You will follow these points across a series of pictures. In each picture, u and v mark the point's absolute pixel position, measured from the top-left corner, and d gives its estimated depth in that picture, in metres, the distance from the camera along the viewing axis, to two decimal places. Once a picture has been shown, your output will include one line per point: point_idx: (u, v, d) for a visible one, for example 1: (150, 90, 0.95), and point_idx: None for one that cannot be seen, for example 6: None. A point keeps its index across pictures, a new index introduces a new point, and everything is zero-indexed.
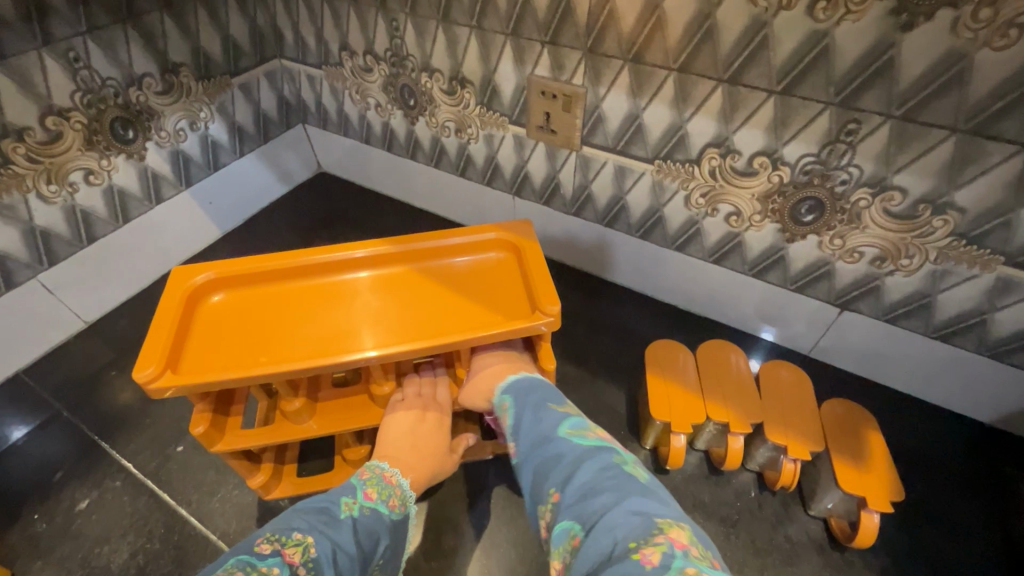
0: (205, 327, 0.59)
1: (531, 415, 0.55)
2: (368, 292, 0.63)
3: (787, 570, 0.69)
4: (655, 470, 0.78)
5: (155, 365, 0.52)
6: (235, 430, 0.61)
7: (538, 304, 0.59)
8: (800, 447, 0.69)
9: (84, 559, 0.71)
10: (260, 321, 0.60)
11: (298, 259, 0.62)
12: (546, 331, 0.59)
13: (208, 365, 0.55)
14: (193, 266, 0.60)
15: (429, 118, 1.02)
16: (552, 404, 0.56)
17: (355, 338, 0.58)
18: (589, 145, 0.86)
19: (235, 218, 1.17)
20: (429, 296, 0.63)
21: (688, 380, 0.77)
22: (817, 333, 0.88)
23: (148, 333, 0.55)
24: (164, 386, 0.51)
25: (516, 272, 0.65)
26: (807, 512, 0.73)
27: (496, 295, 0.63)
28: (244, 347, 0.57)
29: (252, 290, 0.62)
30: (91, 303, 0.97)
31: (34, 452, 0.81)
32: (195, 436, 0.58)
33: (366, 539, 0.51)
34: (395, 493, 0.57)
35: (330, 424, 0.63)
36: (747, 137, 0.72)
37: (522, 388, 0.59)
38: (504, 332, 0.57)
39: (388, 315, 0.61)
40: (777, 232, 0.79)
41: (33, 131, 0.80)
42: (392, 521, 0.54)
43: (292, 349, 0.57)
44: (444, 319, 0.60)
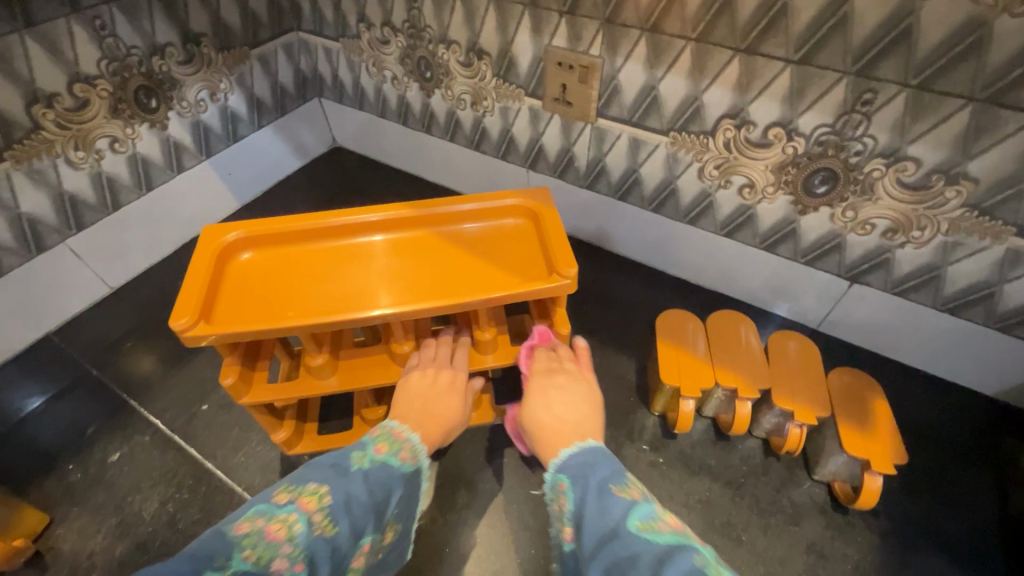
0: (235, 282, 0.61)
1: (590, 498, 0.45)
2: (390, 254, 0.65)
3: (791, 530, 0.71)
4: (663, 435, 0.80)
5: (190, 315, 0.54)
6: (260, 384, 0.64)
7: (556, 267, 0.60)
8: (807, 412, 0.71)
9: (117, 507, 0.74)
10: (287, 278, 0.62)
11: (324, 220, 0.64)
12: (562, 292, 0.60)
13: (239, 317, 0.58)
14: (224, 225, 0.63)
15: (445, 90, 1.03)
16: (616, 485, 0.45)
17: (379, 297, 0.61)
18: (604, 117, 0.87)
19: (253, 189, 1.19)
20: (450, 259, 0.64)
21: (697, 348, 0.78)
22: (826, 306, 0.89)
23: (182, 285, 0.57)
24: (198, 335, 0.54)
25: (534, 237, 0.66)
26: (811, 476, 0.75)
27: (515, 259, 0.64)
28: (271, 302, 0.59)
29: (278, 250, 0.64)
30: (116, 269, 1.00)
31: (68, 409, 0.84)
32: (223, 386, 0.61)
33: (380, 489, 0.51)
34: (405, 447, 0.56)
35: (350, 381, 0.65)
36: (763, 108, 0.73)
37: (580, 468, 0.49)
38: (522, 292, 0.59)
39: (409, 277, 0.63)
40: (790, 204, 0.80)
41: (61, 98, 0.82)
42: (405, 473, 0.54)
43: (318, 306, 0.60)
44: (463, 280, 0.62)
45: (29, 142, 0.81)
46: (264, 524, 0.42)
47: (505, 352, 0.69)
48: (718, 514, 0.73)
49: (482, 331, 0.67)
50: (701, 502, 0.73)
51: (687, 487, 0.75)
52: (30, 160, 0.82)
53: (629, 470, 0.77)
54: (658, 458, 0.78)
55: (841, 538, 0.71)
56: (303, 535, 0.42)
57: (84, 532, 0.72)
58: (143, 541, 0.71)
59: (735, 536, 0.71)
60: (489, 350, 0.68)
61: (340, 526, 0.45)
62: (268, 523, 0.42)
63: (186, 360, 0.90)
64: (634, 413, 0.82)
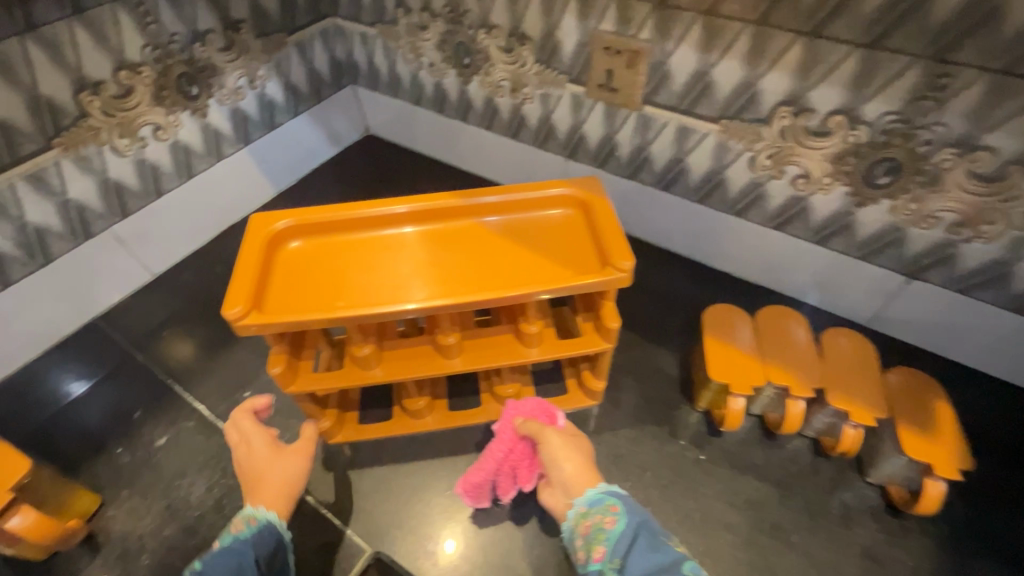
0: (284, 271, 0.61)
1: (642, 537, 0.54)
2: (438, 244, 0.64)
3: (842, 534, 0.69)
4: (709, 432, 0.78)
5: (242, 303, 0.54)
6: (307, 373, 0.64)
7: (611, 260, 0.59)
8: (864, 413, 0.68)
9: (165, 490, 0.75)
10: (335, 267, 0.61)
11: (373, 209, 0.63)
12: (617, 286, 0.58)
13: (290, 306, 0.57)
14: (273, 213, 0.62)
15: (484, 77, 1.01)
16: (664, 538, 0.55)
17: (428, 288, 0.60)
18: (651, 104, 0.84)
19: (289, 177, 1.19)
20: (499, 250, 0.63)
21: (747, 344, 0.76)
22: (879, 302, 0.85)
23: (233, 273, 0.57)
24: (251, 324, 0.54)
25: (584, 228, 0.65)
26: (864, 478, 0.73)
27: (565, 251, 0.63)
28: (320, 291, 0.59)
29: (326, 239, 0.64)
30: (158, 255, 1.01)
31: (115, 392, 0.86)
32: (272, 375, 0.61)
33: (225, 562, 0.55)
34: (236, 523, 0.61)
35: (395, 372, 0.65)
36: (825, 94, 0.69)
37: (634, 507, 0.59)
38: (575, 285, 0.57)
39: (459, 268, 0.61)
40: (846, 195, 0.77)
41: (107, 85, 0.82)
42: (246, 539, 0.59)
43: (367, 297, 0.59)
44: (514, 272, 0.61)
45: (76, 129, 0.82)
46: None
47: (550, 346, 0.67)
48: (767, 515, 0.71)
49: (528, 324, 0.65)
50: (749, 502, 0.71)
51: (734, 486, 0.73)
52: (77, 147, 0.83)
53: (673, 467, 0.75)
54: (704, 456, 0.76)
55: (896, 544, 0.68)
56: None
57: (134, 514, 0.73)
58: (191, 525, 0.73)
59: (784, 538, 0.69)
60: (534, 344, 0.66)
61: None
62: None
63: (228, 346, 0.91)
64: (677, 410, 0.80)
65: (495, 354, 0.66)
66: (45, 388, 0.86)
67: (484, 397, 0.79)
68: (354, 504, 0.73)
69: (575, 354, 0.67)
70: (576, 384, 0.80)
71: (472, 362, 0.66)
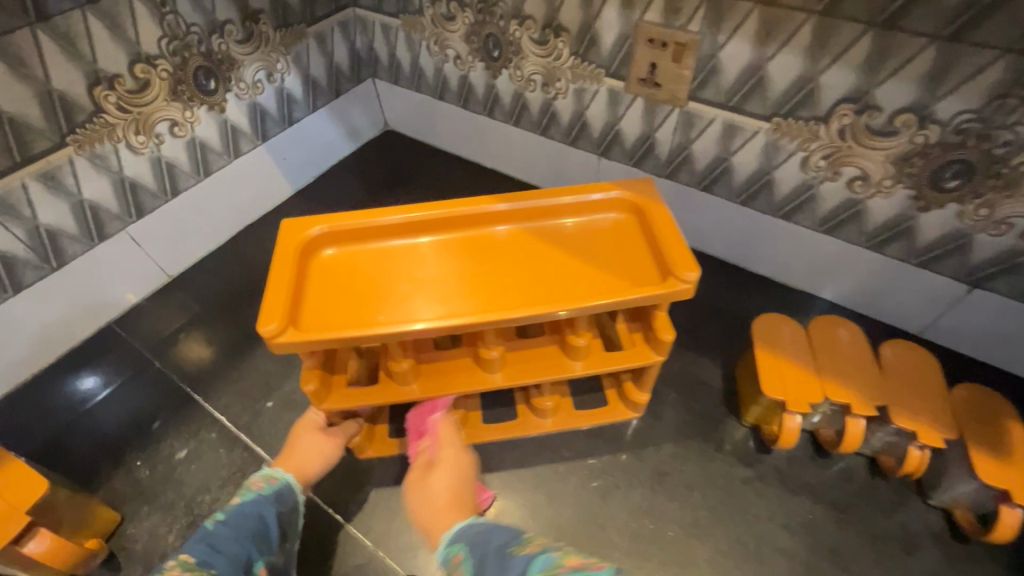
0: (319, 281, 0.57)
1: (493, 566, 0.47)
2: (482, 251, 0.60)
3: (906, 560, 0.65)
4: (757, 449, 0.73)
5: (278, 319, 0.51)
6: (341, 389, 0.61)
7: (672, 270, 0.54)
8: (932, 434, 0.64)
9: (187, 507, 0.72)
10: (373, 277, 0.58)
11: (412, 214, 0.59)
12: (679, 298, 0.54)
13: (327, 321, 0.54)
14: (306, 218, 0.58)
15: (514, 71, 0.96)
16: (516, 545, 0.48)
17: (474, 300, 0.56)
18: (696, 100, 0.79)
19: (307, 174, 1.15)
20: (546, 258, 0.59)
21: (801, 357, 0.71)
22: (936, 311, 0.81)
23: (267, 285, 0.53)
24: (287, 340, 0.50)
25: (638, 235, 0.60)
26: (926, 501, 0.68)
27: (619, 259, 0.58)
28: (358, 302, 0.55)
29: (362, 245, 0.60)
30: (175, 256, 0.97)
31: (132, 401, 0.82)
32: (305, 392, 0.58)
33: (244, 522, 0.56)
34: (256, 480, 0.61)
35: (435, 389, 0.61)
36: (893, 91, 0.65)
37: (478, 537, 0.51)
38: (635, 297, 0.53)
39: (506, 278, 0.57)
40: (908, 199, 0.72)
41: (123, 79, 0.78)
42: (266, 496, 0.59)
43: (409, 309, 0.55)
44: (565, 282, 0.57)
45: (91, 126, 0.78)
46: None
47: (597, 359, 0.63)
48: (824, 539, 0.67)
49: (575, 336, 0.61)
50: (804, 526, 0.67)
51: (788, 508, 0.69)
52: (91, 145, 0.79)
53: (722, 487, 0.71)
54: (754, 476, 0.71)
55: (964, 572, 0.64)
56: None
57: (156, 532, 0.70)
58: None
59: (843, 565, 0.65)
60: (580, 357, 0.62)
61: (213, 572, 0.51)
62: None
63: (247, 354, 0.88)
64: (722, 424, 0.76)
65: (539, 368, 0.62)
66: (60, 396, 0.83)
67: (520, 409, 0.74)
68: (384, 523, 0.70)
69: (623, 367, 0.62)
70: (617, 395, 0.76)
71: (515, 376, 0.62)
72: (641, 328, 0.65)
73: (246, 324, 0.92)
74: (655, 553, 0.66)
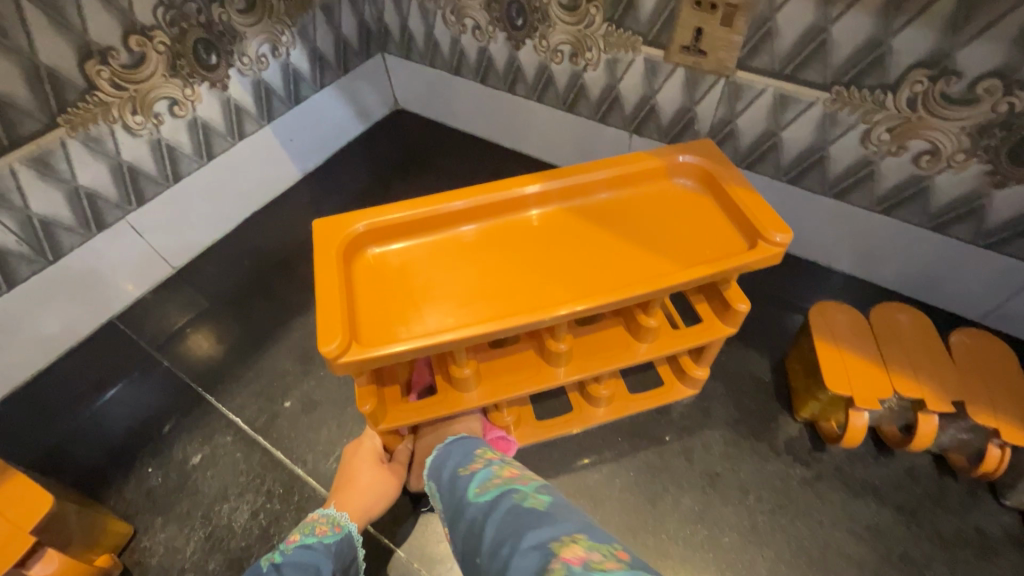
0: (368, 286, 0.51)
1: (446, 491, 0.52)
2: (543, 236, 0.56)
3: (983, 565, 0.60)
4: (814, 447, 0.69)
5: (340, 336, 0.44)
6: (396, 405, 0.56)
7: (760, 233, 0.52)
8: (1015, 431, 0.59)
9: (205, 517, 0.67)
10: (427, 275, 0.52)
11: (461, 200, 0.54)
12: (769, 262, 0.52)
13: (390, 330, 0.48)
14: (345, 215, 0.52)
15: (539, 40, 0.88)
16: (466, 466, 0.53)
17: (551, 288, 0.52)
18: (745, 69, 0.72)
19: (315, 158, 1.08)
20: (618, 237, 0.56)
21: (865, 348, 0.66)
22: (1002, 296, 0.75)
23: (317, 298, 0.46)
24: (357, 358, 0.44)
25: (704, 200, 0.58)
26: (1000, 501, 0.64)
27: (693, 229, 0.56)
28: (421, 303, 0.50)
29: (410, 239, 0.55)
30: (179, 247, 0.90)
31: (139, 403, 0.77)
32: (362, 414, 0.54)
33: (301, 568, 0.50)
34: (319, 522, 0.56)
35: (498, 391, 0.57)
36: (977, 53, 0.58)
37: (439, 466, 0.55)
38: (728, 265, 0.51)
39: (577, 261, 0.54)
40: (983, 174, 0.66)
41: (117, 52, 0.71)
42: (328, 546, 0.54)
43: (482, 304, 0.51)
44: (643, 259, 0.54)
45: (83, 105, 0.71)
46: None
47: (666, 341, 0.60)
48: (892, 544, 0.62)
49: (645, 318, 0.58)
50: (870, 530, 0.63)
51: (851, 511, 0.64)
52: (84, 126, 0.72)
53: (779, 489, 0.66)
54: (813, 476, 0.66)
55: None
56: None
57: (173, 545, 0.65)
58: (237, 558, 0.64)
59: (915, 571, 0.60)
60: (648, 339, 0.59)
61: None
62: None
63: (261, 351, 0.82)
64: (775, 421, 0.71)
65: (607, 356, 0.59)
66: (63, 399, 0.77)
67: (572, 398, 0.71)
68: (419, 533, 0.65)
69: (695, 346, 0.60)
70: (673, 374, 0.72)
71: (583, 368, 0.59)
72: (711, 304, 0.62)
73: (257, 318, 0.86)
74: (711, 561, 0.62)
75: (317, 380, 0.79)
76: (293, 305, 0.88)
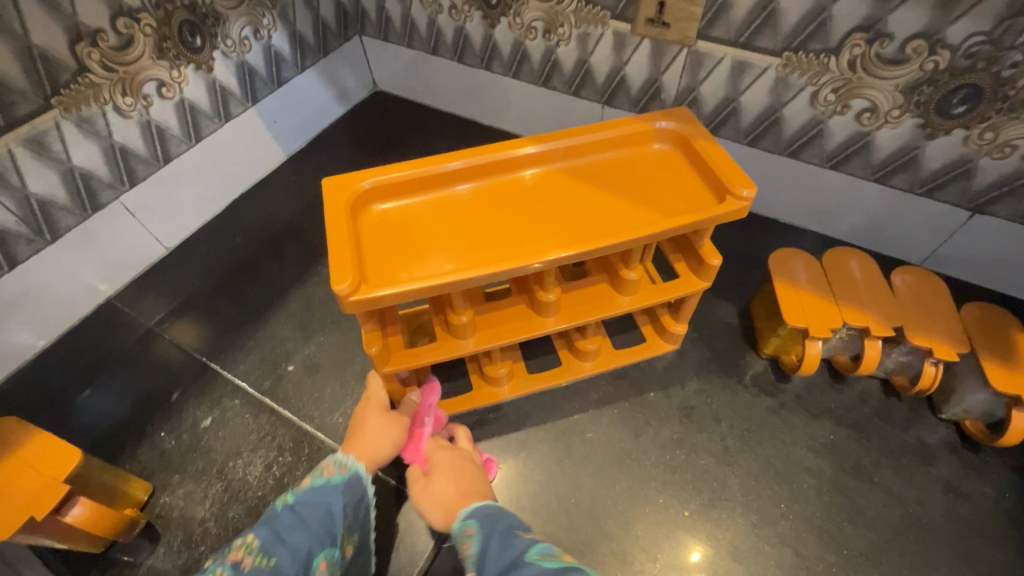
0: (372, 238, 0.56)
1: (498, 541, 0.51)
2: (533, 195, 0.61)
3: (923, 470, 0.69)
4: (777, 378, 0.76)
5: (350, 277, 0.49)
6: (400, 351, 0.62)
7: (727, 189, 0.58)
8: (947, 349, 0.67)
9: (220, 472, 0.71)
10: (426, 229, 0.57)
11: (456, 161, 0.59)
12: (736, 216, 0.58)
13: (394, 275, 0.53)
14: (350, 174, 0.57)
15: (513, 18, 0.93)
16: (522, 531, 0.52)
17: (539, 240, 0.57)
18: (705, 39, 0.79)
19: (299, 139, 1.11)
20: (599, 194, 0.61)
21: (818, 287, 0.73)
22: (939, 240, 0.84)
23: (328, 244, 0.51)
24: (365, 296, 0.49)
25: (678, 162, 0.63)
26: (938, 416, 0.72)
27: (668, 187, 0.61)
28: (422, 253, 0.55)
29: (410, 198, 0.60)
30: (171, 227, 0.93)
31: (145, 375, 0.80)
32: (368, 356, 0.59)
33: (309, 510, 0.55)
34: (329, 464, 0.60)
35: (492, 338, 0.63)
36: (906, 17, 0.65)
37: (489, 515, 0.55)
38: (700, 217, 0.56)
39: (562, 216, 0.59)
40: (916, 127, 0.74)
41: (105, 34, 0.73)
42: (336, 484, 0.58)
43: (477, 255, 0.56)
44: (623, 214, 0.59)
45: (76, 86, 0.73)
46: None
47: (645, 293, 0.66)
48: (846, 457, 0.70)
49: (626, 271, 0.63)
50: (827, 446, 0.71)
51: (811, 431, 0.72)
52: (78, 107, 0.74)
53: (747, 416, 0.73)
54: (776, 404, 0.74)
55: (977, 477, 0.68)
56: None
57: (192, 499, 0.69)
58: (254, 506, 0.69)
59: (866, 478, 0.68)
60: (629, 291, 0.65)
61: (274, 558, 0.50)
62: None
63: (261, 322, 0.86)
64: (742, 358, 0.78)
65: (592, 307, 0.65)
66: (71, 373, 0.80)
67: (562, 353, 0.77)
68: None
69: (671, 297, 0.65)
70: (654, 330, 0.79)
71: (570, 318, 0.64)
72: (686, 258, 0.67)
73: (255, 292, 0.90)
74: (688, 480, 0.69)
75: (318, 345, 0.83)
76: (289, 278, 0.92)
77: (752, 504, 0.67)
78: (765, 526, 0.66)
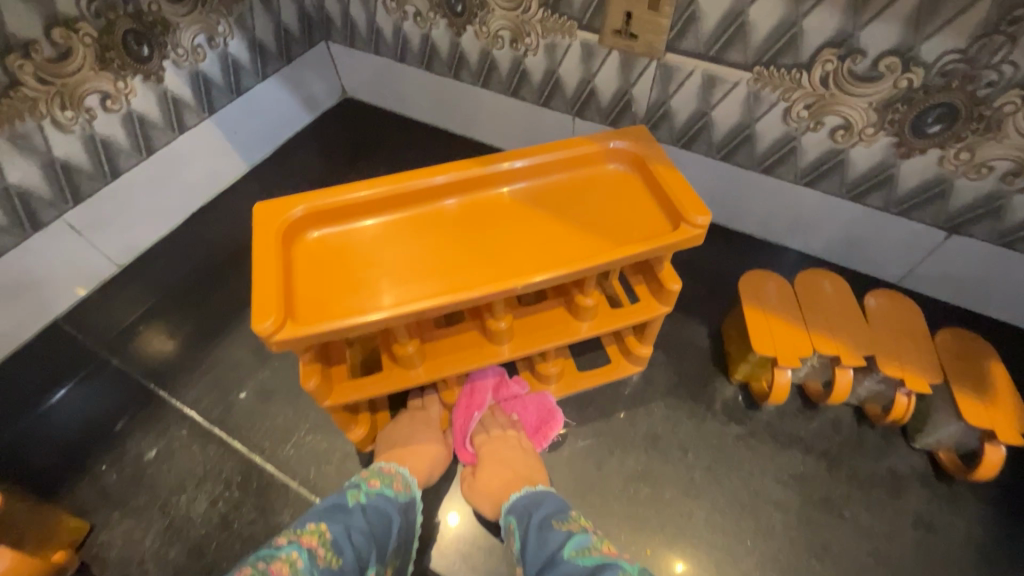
0: (306, 269, 0.53)
1: (532, 535, 0.55)
2: (482, 219, 0.57)
3: (893, 503, 0.67)
4: (747, 406, 0.74)
5: (274, 314, 0.46)
6: (343, 382, 0.58)
7: (683, 215, 0.55)
8: (919, 380, 0.65)
9: (163, 509, 0.68)
10: (364, 258, 0.54)
11: (398, 185, 0.56)
12: (692, 243, 0.54)
13: (326, 310, 0.50)
14: (283, 199, 0.54)
15: (479, 27, 0.89)
16: (558, 518, 0.56)
17: (485, 270, 0.54)
18: (674, 51, 0.75)
19: (263, 149, 1.07)
20: (551, 219, 0.58)
21: (788, 311, 0.70)
22: (915, 259, 0.81)
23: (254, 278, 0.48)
24: (290, 335, 0.46)
25: (636, 184, 0.60)
26: (910, 444, 0.70)
27: (624, 212, 0.58)
28: (359, 284, 0.52)
29: (350, 223, 0.56)
30: (121, 244, 0.89)
31: (89, 403, 0.76)
32: (307, 391, 0.55)
33: (377, 520, 0.55)
34: (396, 478, 0.60)
35: (440, 368, 0.59)
36: (879, 32, 0.62)
37: (524, 506, 0.59)
38: (653, 246, 0.53)
39: (510, 242, 0.56)
40: (890, 145, 0.71)
41: (40, 46, 0.69)
42: (399, 502, 0.58)
43: (419, 284, 0.52)
44: (575, 240, 0.56)
45: (7, 100, 0.69)
46: (264, 565, 0.45)
47: (605, 319, 0.63)
48: (815, 489, 0.68)
49: (583, 297, 0.60)
50: (796, 478, 0.68)
51: (779, 462, 0.69)
52: (11, 123, 0.70)
53: (715, 446, 0.71)
54: (745, 433, 0.72)
55: (948, 510, 0.66)
56: (304, 569, 0.46)
57: (132, 538, 0.66)
58: (197, 545, 0.66)
59: (835, 512, 0.66)
60: (587, 318, 0.62)
61: (343, 557, 0.49)
62: (269, 564, 0.45)
63: (213, 345, 0.82)
64: (712, 383, 0.76)
65: (548, 333, 0.62)
66: (8, 402, 0.76)
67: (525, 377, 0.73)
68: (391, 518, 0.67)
69: (631, 323, 0.62)
70: (619, 351, 0.75)
71: (524, 346, 0.61)
72: (648, 280, 0.64)
73: (208, 313, 0.86)
74: (652, 515, 0.66)
75: (272, 369, 0.79)
76: (245, 298, 0.88)
77: (716, 540, 0.65)
78: (729, 563, 0.63)
